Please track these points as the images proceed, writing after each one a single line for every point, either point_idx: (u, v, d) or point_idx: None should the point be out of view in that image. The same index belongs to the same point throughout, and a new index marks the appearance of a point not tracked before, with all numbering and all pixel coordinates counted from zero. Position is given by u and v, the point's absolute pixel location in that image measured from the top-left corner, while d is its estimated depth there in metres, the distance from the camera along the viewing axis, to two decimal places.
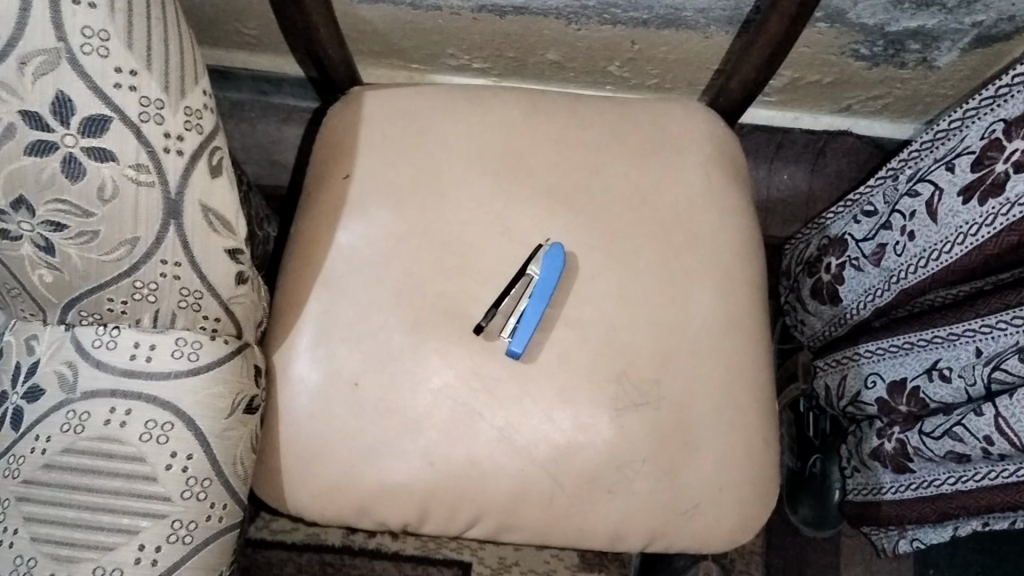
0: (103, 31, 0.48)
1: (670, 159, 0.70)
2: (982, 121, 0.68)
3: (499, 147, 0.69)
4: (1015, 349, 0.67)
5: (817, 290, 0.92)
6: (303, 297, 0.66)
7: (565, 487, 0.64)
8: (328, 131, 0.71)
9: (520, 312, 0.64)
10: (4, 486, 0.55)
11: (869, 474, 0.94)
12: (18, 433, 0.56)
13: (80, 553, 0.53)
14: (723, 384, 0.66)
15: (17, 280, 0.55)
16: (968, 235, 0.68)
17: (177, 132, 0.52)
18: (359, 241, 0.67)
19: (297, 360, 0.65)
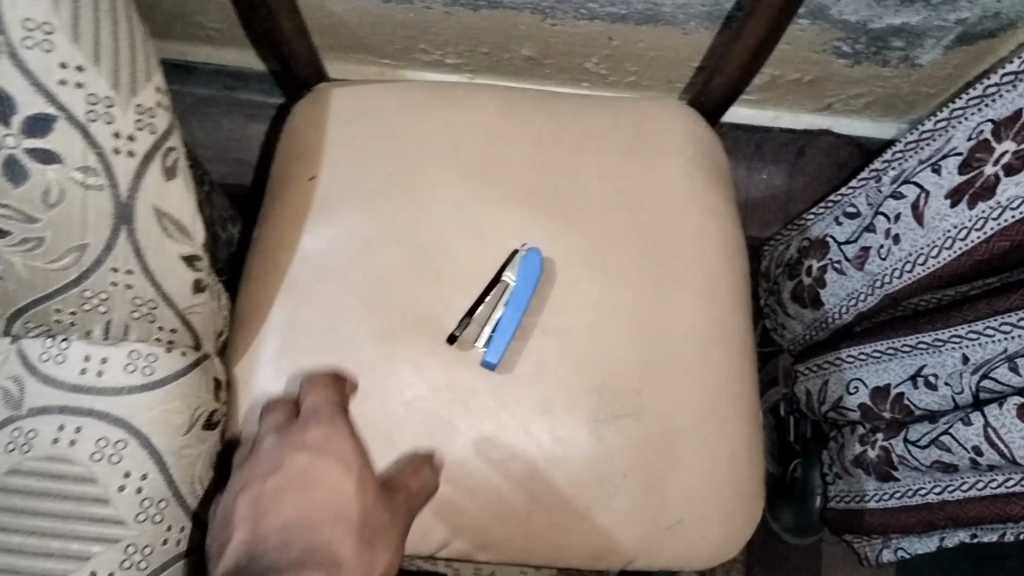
0: (46, 23, 0.45)
1: (651, 160, 0.67)
2: (970, 121, 0.67)
3: (473, 147, 0.66)
4: (1004, 357, 0.67)
5: (798, 293, 0.90)
6: (267, 306, 0.63)
7: (544, 503, 0.61)
8: (292, 130, 0.68)
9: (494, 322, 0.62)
10: None
11: (852, 481, 0.92)
12: None
13: None
14: (707, 394, 0.64)
15: None
16: (957, 240, 0.66)
17: (129, 133, 0.49)
18: (325, 247, 0.64)
19: (259, 373, 0.62)
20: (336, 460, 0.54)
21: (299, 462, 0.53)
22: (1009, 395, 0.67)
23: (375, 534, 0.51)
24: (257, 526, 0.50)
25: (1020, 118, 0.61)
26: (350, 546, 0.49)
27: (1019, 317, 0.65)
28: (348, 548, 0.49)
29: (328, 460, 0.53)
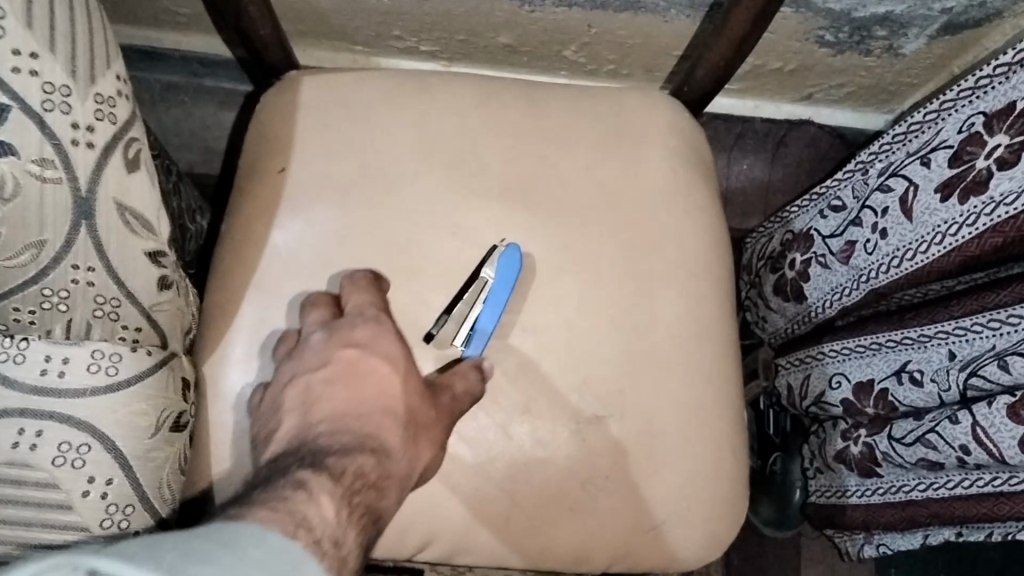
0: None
1: (633, 154, 0.66)
2: (960, 113, 0.67)
3: (450, 138, 0.64)
4: (992, 355, 0.65)
5: (781, 287, 0.89)
6: (235, 304, 0.61)
7: (526, 505, 0.61)
8: (261, 120, 0.65)
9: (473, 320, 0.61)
10: None
11: (835, 477, 0.91)
12: None
13: None
14: (689, 393, 0.63)
15: None
16: (946, 235, 0.66)
17: (87, 123, 0.47)
18: (295, 243, 0.62)
19: (227, 372, 0.60)
20: (386, 354, 0.55)
21: (350, 353, 0.55)
22: (998, 393, 0.66)
23: (418, 429, 0.54)
24: (308, 411, 0.52)
25: (1012, 111, 0.60)
26: (397, 441, 0.52)
27: (1009, 313, 0.64)
28: (396, 442, 0.52)
29: (378, 353, 0.55)
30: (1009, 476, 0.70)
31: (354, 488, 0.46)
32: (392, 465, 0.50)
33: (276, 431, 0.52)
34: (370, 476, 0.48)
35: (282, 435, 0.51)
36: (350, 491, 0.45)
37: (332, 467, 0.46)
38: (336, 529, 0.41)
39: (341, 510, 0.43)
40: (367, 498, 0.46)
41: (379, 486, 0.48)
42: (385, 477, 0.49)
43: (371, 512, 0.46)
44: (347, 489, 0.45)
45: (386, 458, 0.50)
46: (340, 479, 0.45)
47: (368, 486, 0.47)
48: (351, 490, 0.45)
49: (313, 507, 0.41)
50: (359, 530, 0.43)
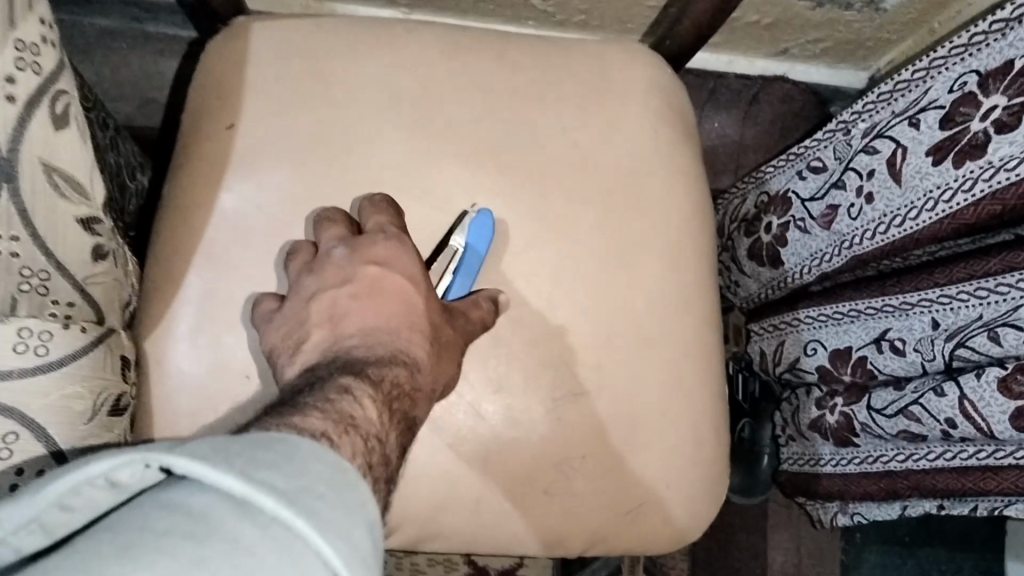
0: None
1: (613, 112, 0.61)
2: (950, 72, 0.63)
3: (416, 92, 0.59)
4: (980, 325, 0.64)
5: (755, 251, 0.86)
6: (179, 273, 0.56)
7: (498, 488, 0.57)
8: (205, 70, 0.60)
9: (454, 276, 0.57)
10: None
11: (807, 444, 0.90)
12: None
13: None
14: (671, 367, 0.60)
15: None
16: (939, 201, 0.63)
17: (7, 73, 0.42)
18: (245, 205, 0.57)
19: (173, 348, 0.55)
20: (410, 272, 0.52)
21: (373, 271, 0.52)
22: (987, 365, 0.65)
23: (440, 349, 0.52)
24: (336, 324, 0.50)
25: (1011, 71, 0.57)
26: (424, 358, 0.50)
27: (997, 283, 0.62)
28: (424, 359, 0.50)
29: (402, 273, 0.52)
30: (994, 449, 0.68)
31: (392, 403, 0.45)
32: (422, 379, 0.49)
33: (303, 344, 0.50)
34: (405, 391, 0.47)
35: (310, 348, 0.50)
36: (388, 396, 0.45)
37: (372, 374, 0.45)
38: (376, 425, 0.42)
39: (381, 419, 0.43)
40: (404, 408, 0.46)
41: (414, 395, 0.47)
42: (416, 392, 0.48)
43: (405, 424, 0.46)
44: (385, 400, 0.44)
45: (416, 376, 0.48)
46: (378, 391, 0.45)
47: (405, 395, 0.46)
48: (390, 403, 0.45)
49: (358, 422, 0.41)
50: (397, 430, 0.44)
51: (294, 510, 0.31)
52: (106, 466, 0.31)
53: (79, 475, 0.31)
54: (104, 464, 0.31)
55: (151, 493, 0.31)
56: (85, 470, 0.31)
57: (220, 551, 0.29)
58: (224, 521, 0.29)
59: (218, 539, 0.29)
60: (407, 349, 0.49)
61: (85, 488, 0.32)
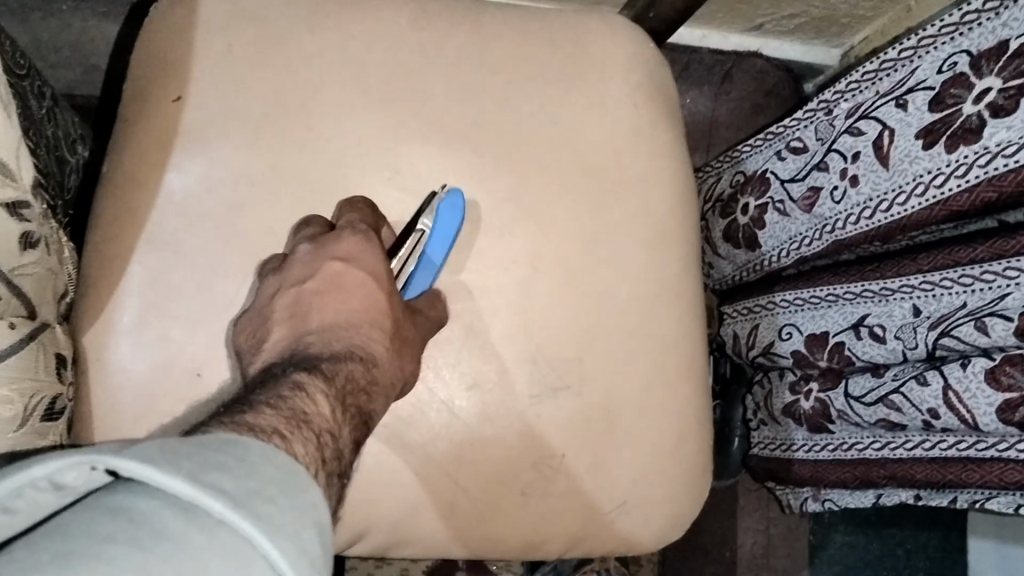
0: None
1: (591, 88, 0.57)
2: (939, 52, 0.60)
3: (381, 65, 0.55)
4: (965, 314, 0.62)
5: (731, 233, 0.83)
6: (121, 261, 0.51)
7: (471, 489, 0.54)
8: (148, 36, 0.54)
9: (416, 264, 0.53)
10: None
11: (780, 429, 0.88)
12: None
13: None
14: (653, 361, 0.57)
15: None
16: (930, 186, 0.60)
17: None
18: (195, 187, 0.52)
19: (115, 343, 0.51)
20: (374, 266, 0.49)
21: (338, 266, 0.48)
22: (972, 354, 0.62)
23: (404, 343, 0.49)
24: (300, 321, 0.47)
25: (1003, 51, 0.54)
26: (387, 355, 0.47)
27: (983, 270, 0.60)
28: (385, 357, 0.47)
29: (368, 268, 0.49)
30: (976, 441, 0.66)
31: (349, 405, 0.42)
32: (383, 378, 0.46)
33: (265, 342, 0.47)
34: (363, 391, 0.44)
35: (271, 347, 0.47)
36: (342, 393, 0.42)
37: (329, 370, 0.43)
38: (330, 423, 0.40)
39: (337, 423, 0.40)
40: (361, 409, 0.43)
41: (371, 392, 0.45)
42: (375, 392, 0.45)
43: (362, 426, 0.43)
44: (342, 400, 0.42)
45: (375, 375, 0.46)
46: (337, 391, 0.42)
47: (359, 391, 0.44)
48: (346, 403, 0.42)
49: (314, 426, 0.38)
50: (351, 428, 0.42)
51: (243, 512, 0.29)
52: (48, 471, 0.28)
53: (18, 480, 0.28)
54: (49, 466, 0.28)
55: (96, 497, 0.28)
56: (26, 476, 0.28)
57: (169, 561, 0.26)
58: (174, 527, 0.27)
59: (165, 549, 0.26)
60: (370, 347, 0.47)
61: (24, 493, 0.28)
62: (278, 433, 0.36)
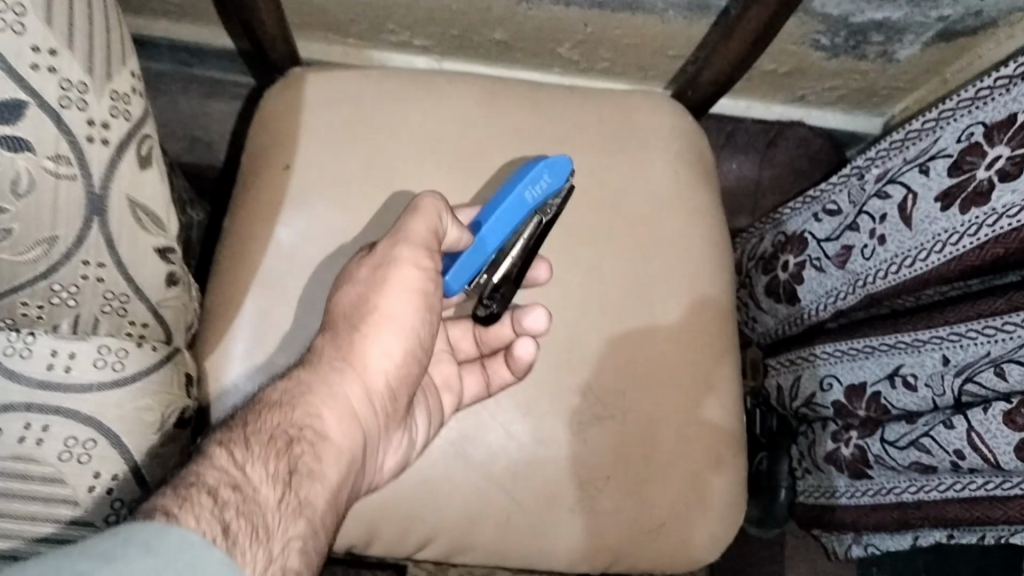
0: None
1: (635, 155, 0.66)
2: (958, 123, 0.65)
3: (455, 137, 0.65)
4: (988, 361, 0.63)
5: (773, 289, 0.89)
6: (238, 300, 0.61)
7: (524, 505, 0.61)
8: (263, 114, 0.65)
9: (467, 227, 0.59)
10: None
11: (823, 477, 0.89)
12: None
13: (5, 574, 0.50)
14: (688, 394, 0.64)
15: None
16: (947, 244, 0.64)
17: (102, 120, 0.48)
18: (300, 239, 0.62)
19: (229, 367, 0.60)
20: (351, 298, 0.54)
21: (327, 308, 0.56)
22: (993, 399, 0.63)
23: (362, 335, 0.52)
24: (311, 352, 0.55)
25: (1014, 123, 0.59)
26: (327, 367, 0.50)
27: (1004, 321, 0.61)
28: (331, 376, 0.50)
29: (346, 302, 0.54)
30: (1001, 480, 0.66)
31: (269, 441, 0.44)
32: (333, 391, 0.50)
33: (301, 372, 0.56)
34: (292, 423, 0.46)
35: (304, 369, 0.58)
36: (247, 436, 0.44)
37: (240, 423, 0.45)
38: (234, 475, 0.41)
39: (249, 464, 0.42)
40: (297, 435, 0.45)
41: (295, 412, 0.47)
42: (318, 406, 0.48)
43: (309, 450, 0.45)
44: (250, 443, 0.43)
45: (311, 396, 0.48)
46: (246, 434, 0.44)
47: (277, 408, 0.46)
48: (259, 446, 0.43)
49: (218, 471, 0.40)
50: (272, 464, 0.43)
51: None
52: None
53: None
54: None
55: None
56: None
57: None
58: None
59: None
60: (304, 373, 0.50)
61: None
62: (164, 509, 0.36)
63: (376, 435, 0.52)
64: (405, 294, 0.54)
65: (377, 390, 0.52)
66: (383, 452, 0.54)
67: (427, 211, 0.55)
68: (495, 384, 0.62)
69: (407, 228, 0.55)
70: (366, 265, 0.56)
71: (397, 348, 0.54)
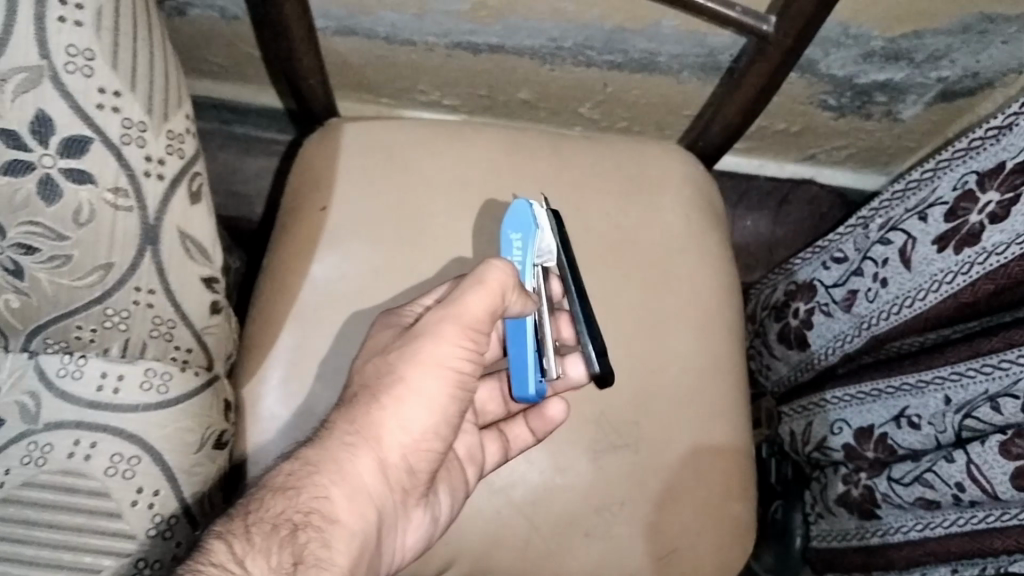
0: (79, 9, 0.47)
1: (650, 202, 0.72)
2: (953, 173, 0.69)
3: (480, 182, 0.71)
4: (985, 397, 0.66)
5: (784, 335, 0.92)
6: (273, 332, 0.66)
7: (542, 530, 0.65)
8: (305, 161, 0.71)
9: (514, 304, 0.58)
10: None
11: (836, 520, 0.90)
12: None
13: None
14: (698, 426, 0.68)
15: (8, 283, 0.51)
16: (943, 283, 0.68)
17: (159, 157, 0.52)
18: (334, 274, 0.67)
19: (265, 396, 0.64)
20: (372, 371, 0.56)
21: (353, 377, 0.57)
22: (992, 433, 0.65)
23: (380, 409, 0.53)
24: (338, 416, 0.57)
25: (1003, 170, 0.63)
26: (339, 446, 0.53)
27: (999, 358, 0.64)
28: (343, 454, 0.52)
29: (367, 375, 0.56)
30: (1001, 512, 0.66)
31: (272, 529, 0.47)
32: (345, 470, 0.52)
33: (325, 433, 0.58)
34: (298, 510, 0.49)
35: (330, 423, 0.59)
36: (252, 524, 0.47)
37: (248, 511, 0.48)
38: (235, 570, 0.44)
39: (250, 558, 0.45)
40: (301, 523, 0.48)
41: (302, 497, 0.50)
42: (325, 487, 0.51)
43: (314, 536, 0.48)
44: (251, 533, 0.47)
45: (318, 477, 0.51)
46: (248, 524, 0.47)
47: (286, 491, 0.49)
48: (260, 536, 0.47)
49: (218, 564, 0.44)
50: (278, 555, 0.46)
51: None
52: None
53: None
54: None
55: None
56: None
57: None
58: None
59: None
60: (316, 453, 0.52)
61: None
62: None
63: (392, 508, 0.55)
64: (436, 369, 0.54)
65: (393, 464, 0.54)
66: (402, 528, 0.56)
67: (490, 290, 0.54)
68: (513, 448, 0.65)
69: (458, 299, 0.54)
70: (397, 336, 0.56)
71: (419, 423, 0.54)
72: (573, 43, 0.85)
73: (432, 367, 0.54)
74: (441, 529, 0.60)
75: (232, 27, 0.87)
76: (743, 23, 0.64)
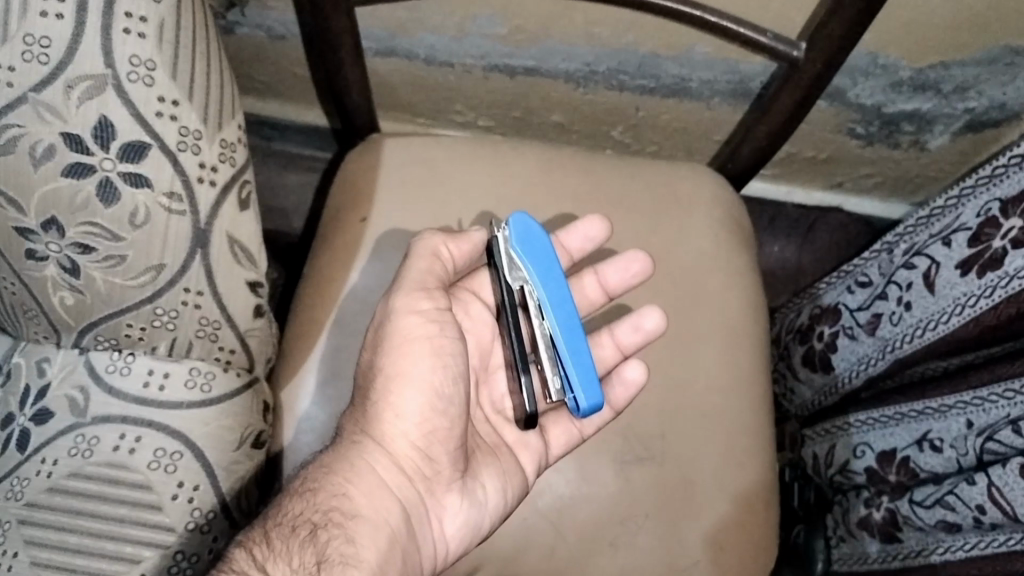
0: (143, 21, 0.50)
1: (681, 223, 0.75)
2: (978, 200, 0.70)
3: (515, 199, 0.74)
4: (1007, 421, 0.67)
5: (808, 358, 0.93)
6: (312, 338, 0.69)
7: (568, 537, 0.67)
8: (346, 173, 0.75)
9: (457, 266, 0.64)
10: (28, 488, 0.56)
11: (856, 544, 0.90)
12: (45, 440, 0.57)
13: (93, 567, 0.54)
14: (722, 442, 0.70)
15: (66, 283, 0.54)
16: (967, 307, 0.69)
17: (212, 164, 0.54)
18: (371, 283, 0.70)
19: (303, 399, 0.67)
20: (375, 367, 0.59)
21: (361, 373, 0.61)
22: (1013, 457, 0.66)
23: (375, 408, 0.58)
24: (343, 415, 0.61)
25: None
26: (348, 450, 0.57)
27: None
28: (352, 456, 0.57)
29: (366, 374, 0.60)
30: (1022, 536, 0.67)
31: (292, 531, 0.50)
32: (358, 470, 0.56)
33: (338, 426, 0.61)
34: (317, 513, 0.52)
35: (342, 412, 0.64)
36: (274, 524, 0.51)
37: (269, 517, 0.51)
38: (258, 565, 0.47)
39: (270, 561, 0.48)
40: (320, 523, 0.52)
41: (316, 498, 0.54)
42: (342, 489, 0.55)
43: (336, 533, 0.52)
44: (271, 538, 0.49)
45: (334, 479, 0.55)
46: (267, 530, 0.50)
47: (307, 491, 0.54)
48: (280, 540, 0.49)
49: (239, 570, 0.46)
50: (303, 552, 0.49)
51: None
52: None
53: None
54: None
55: None
56: None
57: None
58: None
59: None
60: (330, 456, 0.57)
61: None
62: None
63: (416, 502, 0.58)
64: (412, 349, 0.58)
65: (406, 458, 0.58)
66: (438, 519, 0.59)
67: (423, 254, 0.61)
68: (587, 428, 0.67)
69: (402, 277, 0.61)
70: (372, 328, 0.60)
71: (416, 408, 0.58)
72: (607, 67, 0.87)
73: (407, 348, 0.58)
74: (490, 519, 0.62)
75: (275, 46, 0.90)
76: (775, 49, 0.66)
